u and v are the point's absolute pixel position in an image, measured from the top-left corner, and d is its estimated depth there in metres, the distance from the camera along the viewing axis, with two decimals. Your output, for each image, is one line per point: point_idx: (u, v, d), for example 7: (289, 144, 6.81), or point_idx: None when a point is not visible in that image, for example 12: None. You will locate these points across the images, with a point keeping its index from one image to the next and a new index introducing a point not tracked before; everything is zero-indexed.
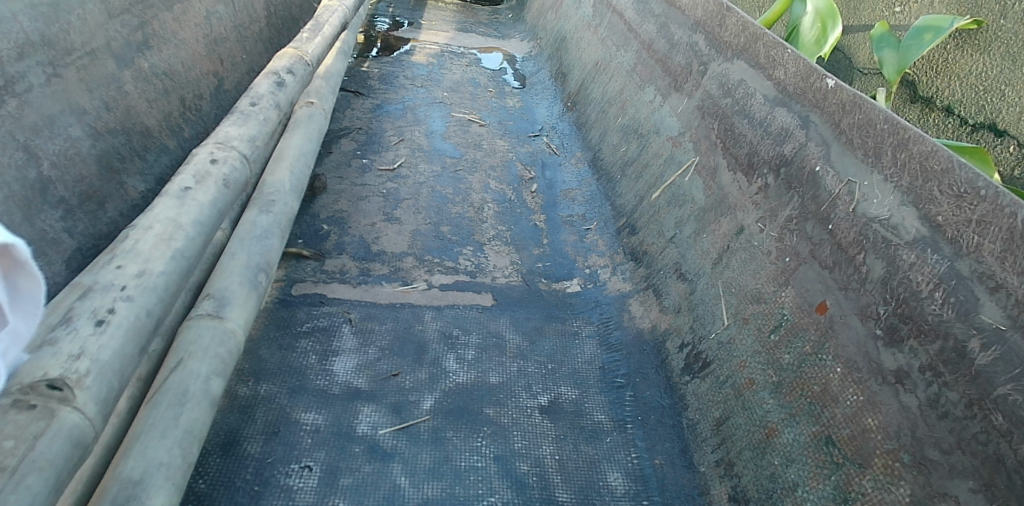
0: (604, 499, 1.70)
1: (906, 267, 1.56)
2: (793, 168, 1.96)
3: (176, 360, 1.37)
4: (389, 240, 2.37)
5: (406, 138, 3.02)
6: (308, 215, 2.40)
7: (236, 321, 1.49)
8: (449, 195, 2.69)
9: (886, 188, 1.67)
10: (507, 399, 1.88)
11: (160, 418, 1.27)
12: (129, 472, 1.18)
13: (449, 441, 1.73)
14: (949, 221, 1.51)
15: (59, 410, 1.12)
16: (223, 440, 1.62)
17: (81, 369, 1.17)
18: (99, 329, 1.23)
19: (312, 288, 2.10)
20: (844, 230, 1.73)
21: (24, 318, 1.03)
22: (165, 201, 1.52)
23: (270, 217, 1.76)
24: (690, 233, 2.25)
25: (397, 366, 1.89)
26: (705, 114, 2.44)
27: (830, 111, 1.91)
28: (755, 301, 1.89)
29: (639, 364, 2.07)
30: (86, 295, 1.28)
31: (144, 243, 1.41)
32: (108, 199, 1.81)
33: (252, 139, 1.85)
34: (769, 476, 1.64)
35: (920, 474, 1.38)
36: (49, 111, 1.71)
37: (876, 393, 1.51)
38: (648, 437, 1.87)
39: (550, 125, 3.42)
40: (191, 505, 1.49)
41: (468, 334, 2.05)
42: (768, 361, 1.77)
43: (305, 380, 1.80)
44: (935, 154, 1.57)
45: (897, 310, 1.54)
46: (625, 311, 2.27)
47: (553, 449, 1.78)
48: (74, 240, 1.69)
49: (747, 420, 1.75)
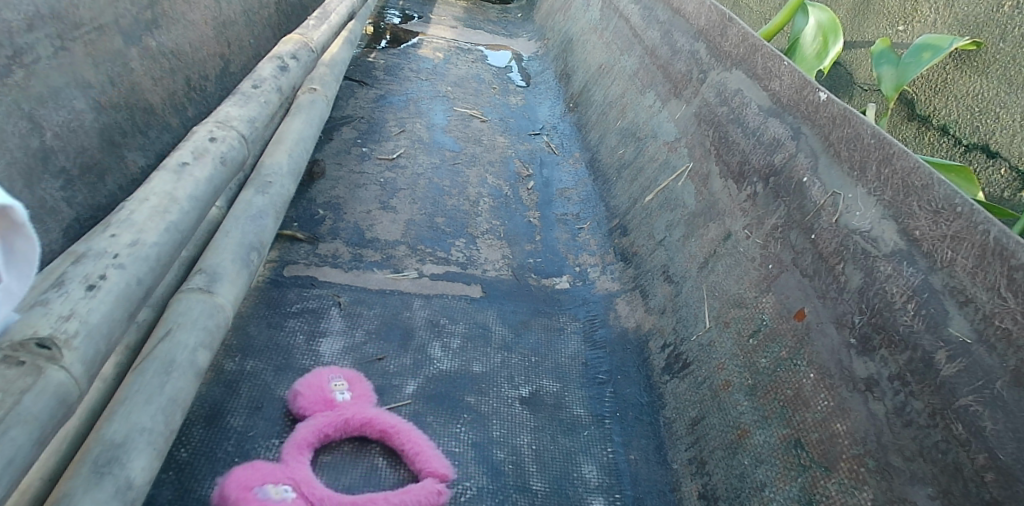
0: (577, 490, 1.74)
1: (882, 279, 1.60)
2: (781, 179, 2.00)
3: (165, 330, 1.40)
4: (383, 228, 2.41)
5: (407, 129, 3.06)
6: (305, 199, 2.44)
7: (226, 297, 1.52)
8: (446, 187, 2.73)
9: (869, 201, 1.71)
10: (488, 388, 1.92)
11: (146, 384, 1.28)
12: (112, 435, 1.19)
13: (430, 425, 1.76)
14: (926, 235, 1.55)
15: (46, 368, 1.03)
16: (207, 412, 1.64)
17: (70, 330, 1.08)
18: (90, 293, 1.14)
19: (304, 270, 2.13)
20: (827, 240, 1.77)
21: (17, 277, 0.98)
22: (162, 175, 1.43)
23: (266, 199, 1.79)
24: (679, 237, 2.29)
25: (384, 350, 1.93)
26: (702, 121, 2.48)
27: (821, 123, 1.95)
28: (736, 305, 1.93)
29: (621, 362, 2.13)
30: (78, 261, 1.19)
31: (139, 214, 1.32)
32: (108, 172, 1.83)
33: (251, 120, 1.80)
34: (738, 475, 1.67)
35: (883, 480, 1.42)
36: (55, 83, 1.71)
37: (846, 399, 1.55)
38: (626, 433, 1.91)
39: (551, 124, 3.47)
40: (171, 473, 1.50)
41: (454, 323, 2.09)
42: (745, 364, 1.81)
43: (291, 358, 1.83)
44: (918, 170, 1.61)
45: (870, 320, 1.58)
46: (611, 309, 2.32)
47: (530, 439, 1.82)
48: (72, 210, 1.69)
49: (722, 421, 1.79)
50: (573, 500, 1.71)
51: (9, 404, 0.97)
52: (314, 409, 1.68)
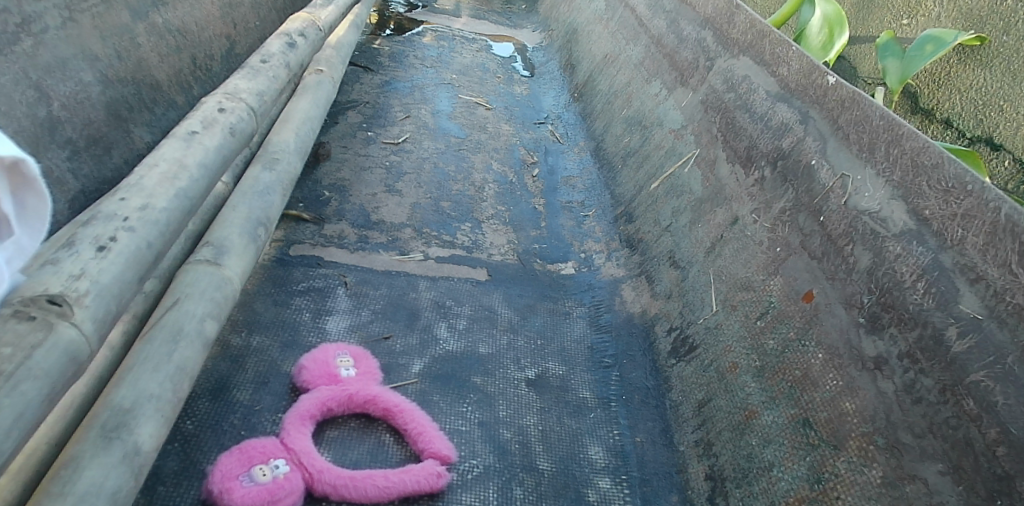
0: (584, 470, 1.73)
1: (891, 258, 1.59)
2: (790, 162, 1.99)
3: (172, 300, 1.39)
4: (389, 210, 2.40)
5: (412, 116, 3.05)
6: (310, 181, 2.43)
7: (233, 269, 1.52)
8: (451, 172, 2.73)
9: (878, 182, 1.71)
10: (494, 369, 1.91)
11: (153, 352, 1.28)
12: (120, 400, 1.19)
13: (436, 403, 1.75)
14: (936, 214, 1.55)
15: (58, 324, 1.02)
16: (213, 386, 1.63)
17: (81, 289, 1.08)
18: (100, 254, 1.14)
19: (310, 250, 2.12)
20: (835, 222, 1.77)
21: (29, 234, 0.98)
22: (172, 142, 1.43)
23: (273, 175, 1.79)
24: (685, 222, 2.28)
25: (390, 329, 1.92)
26: (709, 107, 2.47)
27: (829, 107, 1.95)
28: (744, 289, 1.92)
29: (627, 346, 2.11)
30: (88, 223, 1.19)
31: (149, 179, 1.31)
32: (114, 146, 1.82)
33: (260, 94, 1.80)
34: (746, 456, 1.66)
35: (893, 457, 1.41)
36: (62, 54, 1.70)
37: (855, 379, 1.54)
38: (632, 416, 1.90)
39: (555, 114, 3.46)
40: (177, 444, 1.49)
41: (460, 305, 2.08)
42: (753, 346, 1.80)
43: (298, 336, 1.82)
44: (927, 150, 1.61)
45: (880, 299, 1.58)
46: (617, 295, 2.31)
47: (536, 420, 1.81)
48: (79, 182, 1.68)
49: (729, 402, 1.78)
50: (580, 480, 1.70)
51: (19, 359, 0.96)
52: (319, 382, 1.67)
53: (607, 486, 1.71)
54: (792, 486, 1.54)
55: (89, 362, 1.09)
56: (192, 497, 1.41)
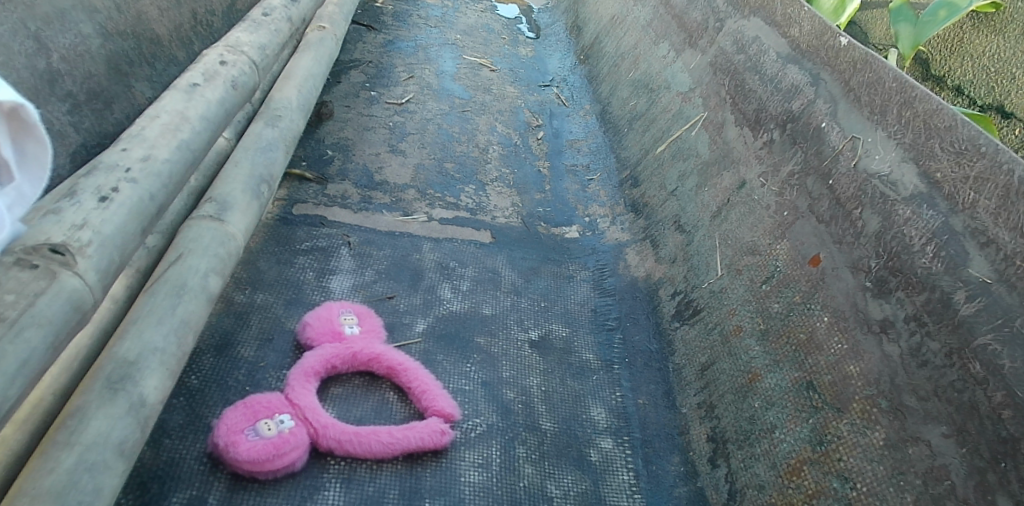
0: (586, 431, 1.74)
1: (901, 222, 1.58)
2: (799, 124, 1.96)
3: (175, 255, 1.38)
4: (392, 171, 2.38)
5: (416, 76, 3.01)
6: (313, 140, 2.40)
7: (237, 225, 1.50)
8: (454, 134, 2.70)
9: (889, 144, 1.69)
10: (498, 330, 1.91)
11: (157, 306, 1.28)
12: (125, 353, 1.19)
13: (440, 363, 1.76)
14: (948, 177, 1.54)
15: (61, 273, 1.02)
16: (217, 342, 1.63)
17: (84, 239, 1.07)
18: (103, 204, 1.12)
19: (313, 210, 2.11)
20: (844, 185, 1.74)
21: (29, 181, 0.98)
22: (173, 94, 1.40)
23: (276, 131, 1.77)
24: (691, 186, 2.26)
25: (394, 289, 1.91)
26: (717, 70, 2.43)
27: (841, 69, 1.92)
28: (749, 253, 1.91)
29: (631, 309, 2.11)
30: (90, 173, 1.17)
31: (150, 130, 1.29)
32: (115, 100, 1.79)
33: (262, 48, 1.76)
34: (748, 418, 1.66)
35: (896, 420, 1.41)
36: (61, 5, 1.66)
37: (860, 342, 1.54)
38: (635, 379, 1.91)
39: (561, 77, 3.41)
40: (182, 399, 1.50)
41: (464, 267, 2.07)
42: (758, 309, 1.79)
43: (301, 294, 1.82)
44: (940, 112, 1.60)
45: (888, 263, 1.56)
46: (621, 259, 2.29)
47: (539, 381, 1.81)
48: (79, 136, 1.65)
49: (732, 365, 1.77)
50: (582, 440, 1.71)
51: (23, 306, 0.96)
52: (323, 340, 1.67)
53: (609, 446, 1.72)
54: (794, 448, 1.54)
55: (93, 313, 1.08)
56: (197, 451, 1.42)
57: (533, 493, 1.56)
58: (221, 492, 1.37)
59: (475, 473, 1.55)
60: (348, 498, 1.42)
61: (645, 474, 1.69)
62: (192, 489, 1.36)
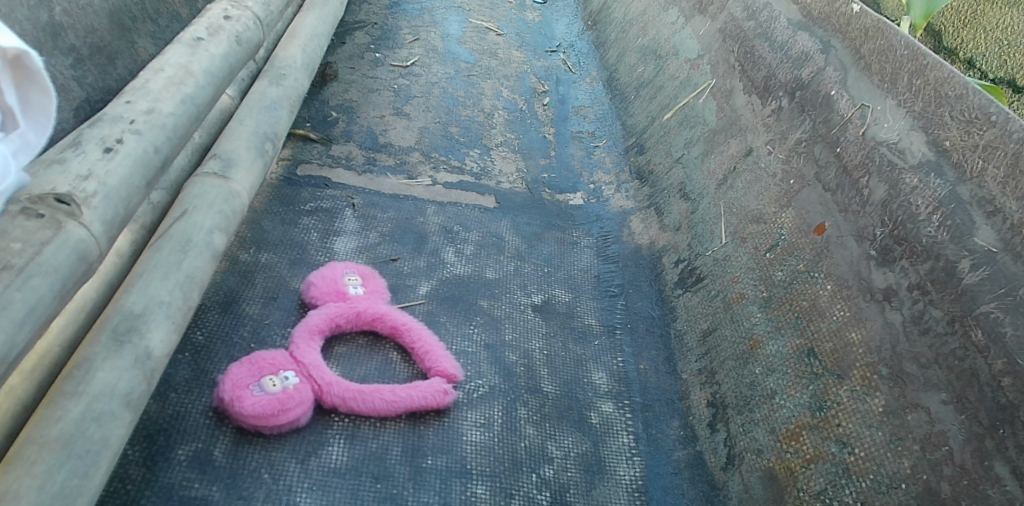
0: (587, 394, 1.75)
1: (908, 190, 1.57)
2: (808, 92, 1.93)
3: (180, 211, 1.38)
4: (397, 134, 2.37)
5: (421, 39, 2.97)
6: (317, 102, 2.38)
7: (241, 183, 1.50)
8: (460, 98, 2.67)
9: (898, 112, 1.67)
10: (501, 294, 1.91)
11: (162, 261, 1.29)
12: (131, 305, 1.20)
13: (443, 324, 1.77)
14: (957, 145, 1.52)
15: (67, 223, 1.02)
16: (222, 299, 1.64)
17: (89, 190, 1.07)
18: (107, 155, 1.12)
19: (317, 170, 2.10)
20: (852, 153, 1.73)
21: (35, 129, 1.01)
22: (176, 48, 1.39)
23: (280, 90, 1.76)
24: (698, 154, 2.24)
25: (398, 251, 1.92)
26: (727, 36, 2.39)
27: (852, 36, 1.89)
28: (754, 221, 1.90)
29: (634, 276, 2.11)
30: (94, 124, 1.17)
31: (155, 83, 1.29)
32: (118, 56, 1.78)
33: (266, 4, 1.74)
34: (749, 384, 1.67)
35: (896, 387, 1.41)
36: None
37: (863, 309, 1.54)
38: (636, 344, 1.92)
39: (568, 43, 3.36)
40: (187, 353, 1.51)
41: (468, 231, 2.07)
42: (761, 277, 1.79)
43: (306, 254, 1.82)
44: (952, 80, 1.59)
45: (893, 232, 1.56)
46: (624, 226, 2.29)
47: (541, 344, 1.82)
48: (83, 91, 1.64)
49: (734, 332, 1.78)
50: (583, 403, 1.73)
51: (30, 255, 0.96)
52: (327, 299, 1.68)
53: (609, 409, 1.74)
54: (793, 413, 1.55)
55: (99, 264, 1.09)
56: (203, 405, 1.44)
57: (534, 454, 1.58)
58: (227, 445, 1.39)
59: (477, 432, 1.57)
60: (351, 454, 1.44)
61: (644, 437, 1.71)
62: (198, 442, 1.38)
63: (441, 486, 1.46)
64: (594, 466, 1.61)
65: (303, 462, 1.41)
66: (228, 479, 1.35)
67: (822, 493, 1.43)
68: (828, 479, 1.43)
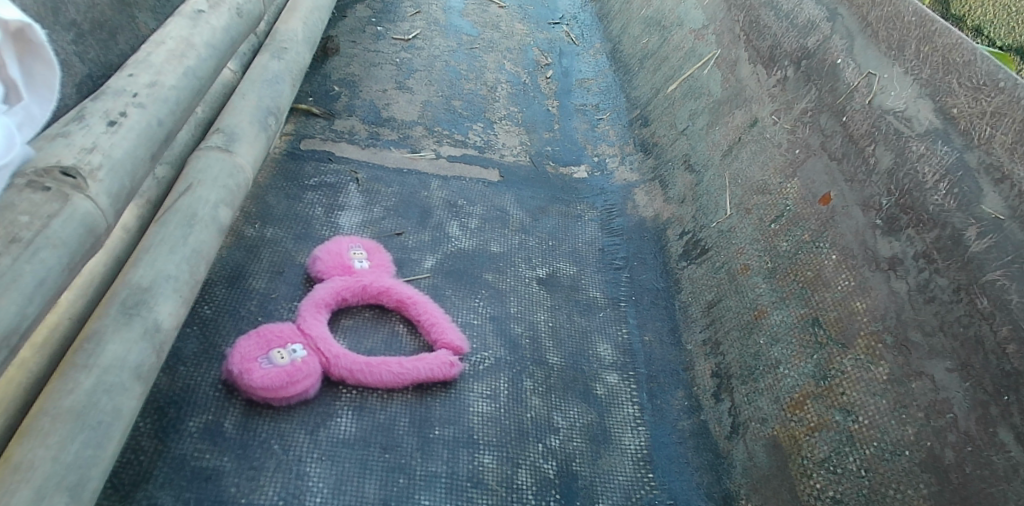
0: (592, 366, 1.76)
1: (914, 158, 1.56)
2: (814, 61, 1.91)
3: (185, 186, 1.38)
4: (399, 108, 2.36)
5: (423, 12, 2.95)
6: (319, 76, 2.37)
7: (246, 157, 1.50)
8: (462, 71, 2.66)
9: (905, 80, 1.65)
10: (506, 267, 1.92)
11: (169, 235, 1.29)
12: (139, 279, 1.21)
13: (448, 298, 1.77)
14: (965, 112, 1.52)
15: (73, 196, 1.02)
16: (229, 273, 1.65)
17: (94, 163, 1.07)
18: (113, 128, 1.13)
19: (320, 145, 2.10)
20: (858, 122, 1.71)
21: (38, 102, 1.02)
22: (178, 20, 1.38)
23: (282, 63, 1.75)
24: (703, 125, 2.22)
25: (402, 226, 1.92)
26: (732, 5, 2.36)
27: (858, 3, 1.87)
28: (759, 191, 1.89)
29: (638, 249, 2.11)
30: (97, 97, 1.17)
31: (156, 56, 1.28)
32: (119, 31, 1.77)
33: None
34: (753, 354, 1.68)
35: (900, 355, 1.42)
36: None
37: (867, 279, 1.54)
38: (641, 316, 1.92)
39: (572, 14, 3.32)
40: (195, 327, 1.53)
41: (472, 205, 2.06)
42: (766, 247, 1.79)
43: (310, 229, 1.82)
44: (960, 47, 1.58)
45: (899, 201, 1.55)
46: (629, 199, 2.28)
47: (546, 316, 1.83)
48: (84, 66, 1.63)
49: (738, 303, 1.78)
50: (588, 374, 1.74)
51: (37, 228, 0.97)
52: (333, 273, 1.69)
53: (614, 381, 1.75)
54: (798, 383, 1.56)
55: (106, 236, 1.09)
56: (212, 378, 1.45)
57: (540, 424, 1.60)
58: (236, 418, 1.41)
59: (483, 403, 1.58)
60: (360, 425, 1.46)
61: (649, 408, 1.72)
62: (209, 414, 1.40)
63: (449, 455, 1.48)
64: (599, 436, 1.63)
65: (312, 433, 1.42)
66: (238, 450, 1.37)
67: (826, 461, 1.44)
68: (832, 446, 1.45)
